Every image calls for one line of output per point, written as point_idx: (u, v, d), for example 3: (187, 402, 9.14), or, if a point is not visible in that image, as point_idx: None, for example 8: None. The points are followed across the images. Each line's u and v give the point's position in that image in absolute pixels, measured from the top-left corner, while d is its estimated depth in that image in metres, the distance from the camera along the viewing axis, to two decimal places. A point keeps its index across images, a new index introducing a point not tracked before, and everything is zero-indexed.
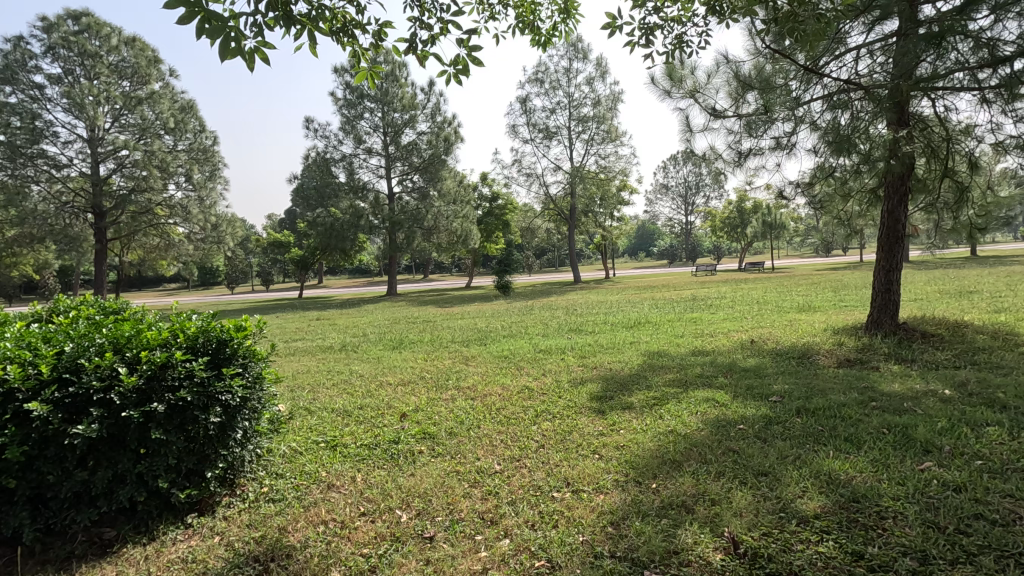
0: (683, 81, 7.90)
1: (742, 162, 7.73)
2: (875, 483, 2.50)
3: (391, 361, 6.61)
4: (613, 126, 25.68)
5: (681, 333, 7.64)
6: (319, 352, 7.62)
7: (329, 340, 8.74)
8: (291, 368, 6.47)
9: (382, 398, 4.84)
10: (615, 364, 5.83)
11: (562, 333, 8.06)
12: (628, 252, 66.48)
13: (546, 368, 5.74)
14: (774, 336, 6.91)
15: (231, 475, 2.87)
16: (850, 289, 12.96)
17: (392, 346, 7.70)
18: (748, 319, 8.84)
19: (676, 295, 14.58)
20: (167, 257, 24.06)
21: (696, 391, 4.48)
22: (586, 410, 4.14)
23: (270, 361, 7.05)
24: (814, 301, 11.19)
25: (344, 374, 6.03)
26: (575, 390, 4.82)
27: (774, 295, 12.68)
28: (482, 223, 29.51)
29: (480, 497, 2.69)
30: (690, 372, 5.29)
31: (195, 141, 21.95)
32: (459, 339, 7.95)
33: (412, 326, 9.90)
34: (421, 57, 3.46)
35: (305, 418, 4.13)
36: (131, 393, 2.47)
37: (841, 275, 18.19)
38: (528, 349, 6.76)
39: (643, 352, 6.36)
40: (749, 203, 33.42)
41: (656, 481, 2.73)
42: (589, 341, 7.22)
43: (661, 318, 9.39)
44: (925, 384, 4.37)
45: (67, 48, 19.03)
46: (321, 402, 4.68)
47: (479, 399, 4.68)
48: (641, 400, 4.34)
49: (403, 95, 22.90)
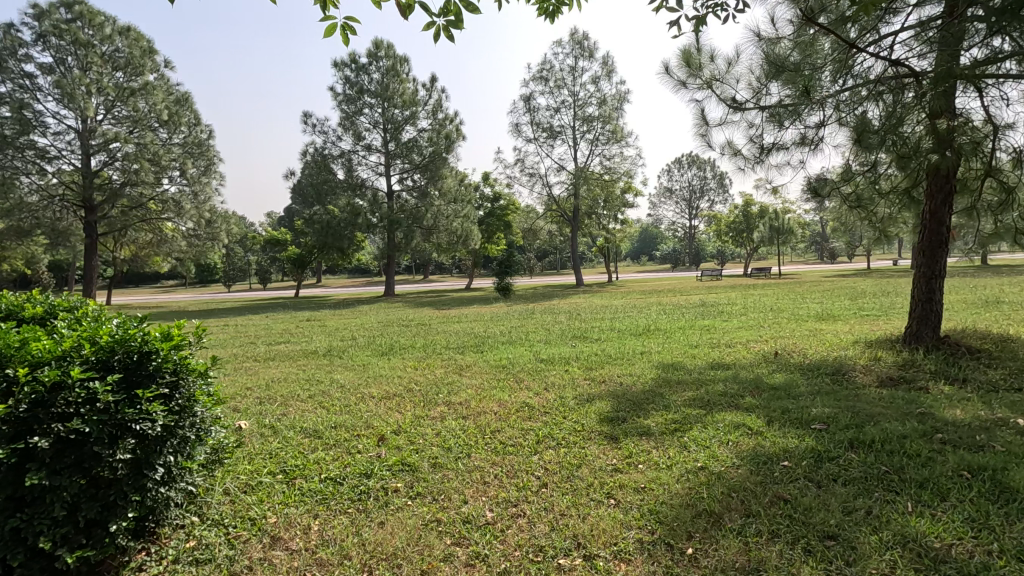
0: (701, 69, 7.34)
1: (762, 158, 7.15)
2: (986, 560, 1.90)
3: (377, 370, 6.00)
4: (618, 126, 25.13)
5: (695, 343, 7.00)
6: (302, 357, 7.03)
7: (315, 343, 8.16)
8: (265, 376, 5.87)
9: (362, 415, 4.23)
10: (626, 377, 5.22)
11: (566, 341, 7.42)
12: (631, 255, 65.99)
13: (550, 381, 5.12)
14: (798, 348, 6.29)
15: (151, 523, 2.27)
16: (868, 296, 12.34)
17: (381, 352, 7.08)
18: (766, 328, 8.21)
19: (683, 300, 13.97)
20: (159, 254, 23.47)
21: (723, 415, 3.86)
22: (595, 437, 3.53)
23: (246, 366, 6.45)
24: (831, 309, 10.56)
25: (325, 383, 5.44)
26: (581, 410, 4.20)
27: (787, 303, 12.05)
28: (483, 223, 28.90)
29: (464, 563, 2.09)
30: (711, 390, 4.66)
31: (190, 134, 21.35)
32: (455, 345, 7.33)
33: (406, 330, 9.31)
34: (405, 5, 2.87)
35: (267, 442, 3.54)
36: (4, 425, 1.88)
37: (853, 282, 17.63)
38: (528, 359, 6.13)
39: (656, 363, 5.76)
40: (755, 207, 32.82)
41: (692, 544, 2.13)
42: (595, 350, 6.61)
43: (672, 325, 8.77)
44: (989, 411, 3.74)
45: (59, 37, 18.56)
46: (291, 420, 4.07)
47: (472, 419, 4.06)
48: (658, 424, 3.74)
49: (403, 91, 22.31)
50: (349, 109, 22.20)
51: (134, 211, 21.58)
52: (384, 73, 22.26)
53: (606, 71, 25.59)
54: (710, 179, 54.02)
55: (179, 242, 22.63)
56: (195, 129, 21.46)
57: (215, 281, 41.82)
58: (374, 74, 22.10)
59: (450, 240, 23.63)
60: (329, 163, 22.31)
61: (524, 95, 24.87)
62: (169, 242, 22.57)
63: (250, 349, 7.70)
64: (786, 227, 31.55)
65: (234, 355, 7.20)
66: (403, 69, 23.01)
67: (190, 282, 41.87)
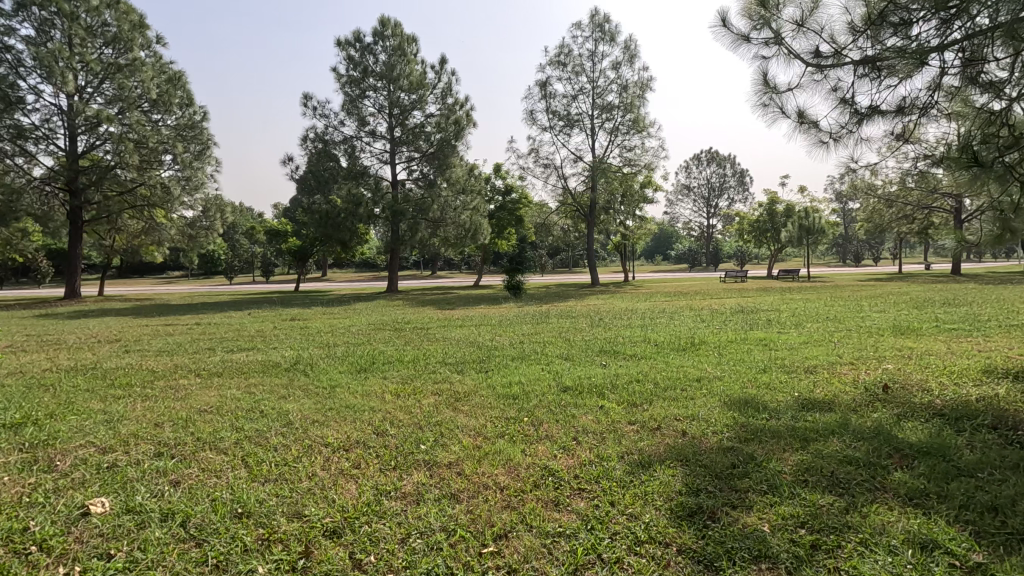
0: (774, 12, 5.74)
1: (854, 130, 5.54)
2: None
3: (344, 398, 4.49)
4: (640, 115, 23.43)
5: (765, 367, 5.37)
6: (258, 373, 5.49)
7: (283, 352, 6.66)
8: (194, 404, 4.34)
9: (294, 487, 2.75)
10: (692, 424, 3.66)
11: (592, 358, 5.84)
12: (644, 255, 64.56)
13: (587, 427, 3.59)
14: (913, 378, 4.69)
15: None
16: (937, 305, 10.69)
17: (359, 368, 5.59)
18: (842, 346, 6.59)
19: (719, 305, 12.36)
20: (150, 243, 22.22)
21: (884, 515, 2.32)
22: (676, 564, 2.03)
23: (179, 386, 4.97)
24: (904, 320, 8.91)
25: (269, 419, 3.95)
26: (639, 490, 2.68)
27: (843, 310, 10.45)
28: (493, 217, 27.48)
29: None
30: (828, 453, 3.08)
31: (183, 116, 19.97)
32: (454, 361, 5.76)
33: (397, 337, 7.78)
34: None
35: (106, 557, 2.06)
36: None
37: (902, 287, 16.00)
38: (547, 386, 4.56)
39: (726, 401, 4.17)
40: (780, 206, 31.15)
41: None
42: (635, 373, 5.08)
43: (719, 338, 7.20)
44: None
45: (41, 7, 17.27)
46: (180, 497, 2.58)
47: (465, 505, 2.54)
48: (781, 537, 2.20)
49: (410, 72, 20.79)
50: (353, 92, 20.74)
51: (122, 197, 20.32)
52: (390, 54, 20.80)
53: (628, 56, 23.95)
54: (729, 176, 52.25)
55: (171, 230, 21.30)
56: (188, 111, 20.09)
57: (218, 271, 40.80)
58: (381, 54, 20.64)
59: (458, 234, 22.34)
60: (331, 148, 20.88)
61: (540, 80, 23.28)
62: (160, 232, 21.29)
63: (202, 359, 6.22)
64: (816, 226, 28.49)
65: (174, 368, 5.71)
66: (411, 50, 21.49)
67: (195, 272, 40.98)
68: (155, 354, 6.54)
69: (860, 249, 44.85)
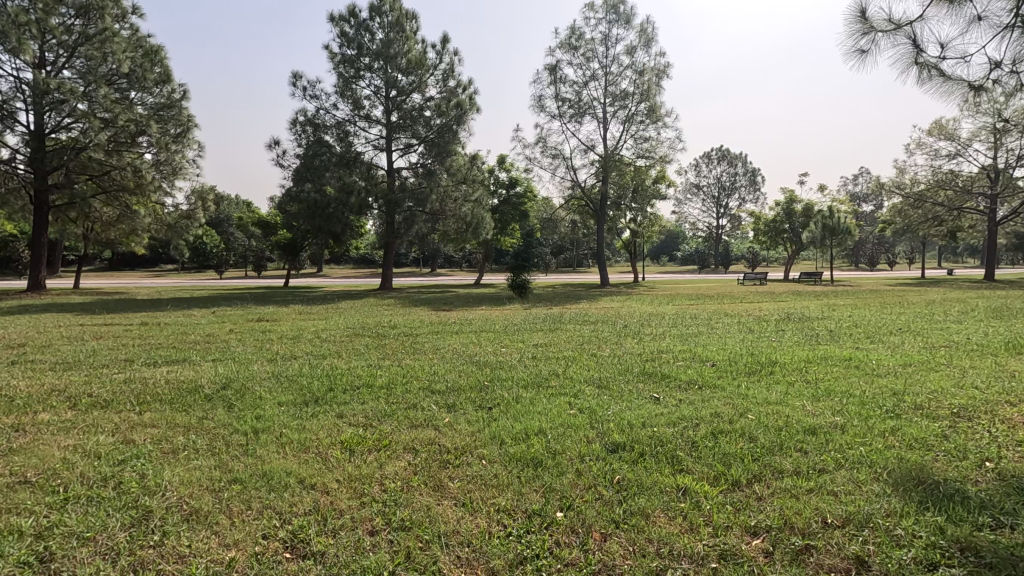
0: None
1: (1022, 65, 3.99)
2: None
3: (263, 457, 2.81)
4: (656, 103, 21.70)
5: (893, 409, 3.67)
6: (160, 403, 3.80)
7: (219, 367, 4.98)
8: (12, 469, 2.64)
9: None
10: (870, 541, 1.99)
11: (638, 387, 4.17)
12: (650, 255, 62.91)
13: (678, 550, 1.94)
14: None
15: None
16: (1020, 316, 8.92)
17: (310, 398, 3.90)
18: (965, 373, 4.87)
19: (756, 310, 10.67)
20: (126, 233, 20.53)
21: None
22: None
23: (22, 430, 3.26)
24: (1002, 335, 7.17)
25: (117, 506, 2.28)
26: None
27: (914, 321, 8.69)
28: (496, 211, 25.85)
29: None
30: None
31: (161, 93, 18.30)
32: (443, 391, 4.06)
33: (375, 347, 6.12)
34: None
35: None
36: None
37: (955, 293, 14.12)
38: (588, 445, 2.88)
39: (892, 482, 2.48)
40: (799, 205, 29.35)
41: None
42: (714, 418, 3.38)
43: (792, 358, 5.50)
44: None
45: None
46: None
47: None
48: None
49: (409, 51, 19.12)
50: (347, 72, 19.10)
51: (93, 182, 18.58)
52: (387, 32, 19.19)
53: (644, 41, 22.25)
54: (741, 176, 50.52)
55: (147, 219, 19.56)
56: (166, 88, 18.39)
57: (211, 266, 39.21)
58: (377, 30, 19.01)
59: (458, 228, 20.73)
60: (321, 132, 19.18)
61: (549, 64, 21.59)
62: (135, 219, 19.24)
63: (101, 378, 4.55)
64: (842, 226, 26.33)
65: (50, 393, 4.05)
66: (410, 28, 19.88)
67: (187, 266, 39.34)
68: (47, 370, 4.85)
69: (877, 253, 42.87)
